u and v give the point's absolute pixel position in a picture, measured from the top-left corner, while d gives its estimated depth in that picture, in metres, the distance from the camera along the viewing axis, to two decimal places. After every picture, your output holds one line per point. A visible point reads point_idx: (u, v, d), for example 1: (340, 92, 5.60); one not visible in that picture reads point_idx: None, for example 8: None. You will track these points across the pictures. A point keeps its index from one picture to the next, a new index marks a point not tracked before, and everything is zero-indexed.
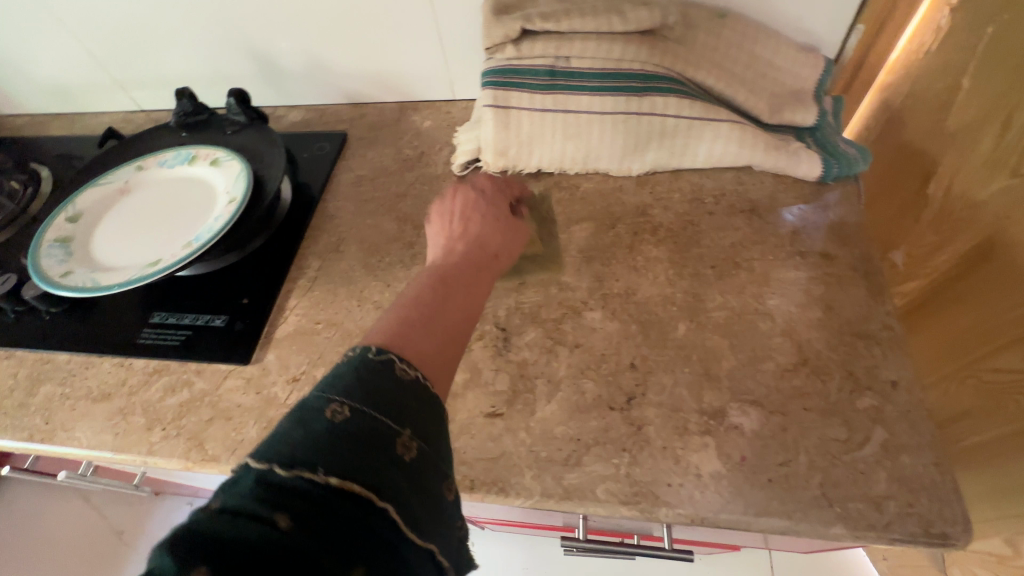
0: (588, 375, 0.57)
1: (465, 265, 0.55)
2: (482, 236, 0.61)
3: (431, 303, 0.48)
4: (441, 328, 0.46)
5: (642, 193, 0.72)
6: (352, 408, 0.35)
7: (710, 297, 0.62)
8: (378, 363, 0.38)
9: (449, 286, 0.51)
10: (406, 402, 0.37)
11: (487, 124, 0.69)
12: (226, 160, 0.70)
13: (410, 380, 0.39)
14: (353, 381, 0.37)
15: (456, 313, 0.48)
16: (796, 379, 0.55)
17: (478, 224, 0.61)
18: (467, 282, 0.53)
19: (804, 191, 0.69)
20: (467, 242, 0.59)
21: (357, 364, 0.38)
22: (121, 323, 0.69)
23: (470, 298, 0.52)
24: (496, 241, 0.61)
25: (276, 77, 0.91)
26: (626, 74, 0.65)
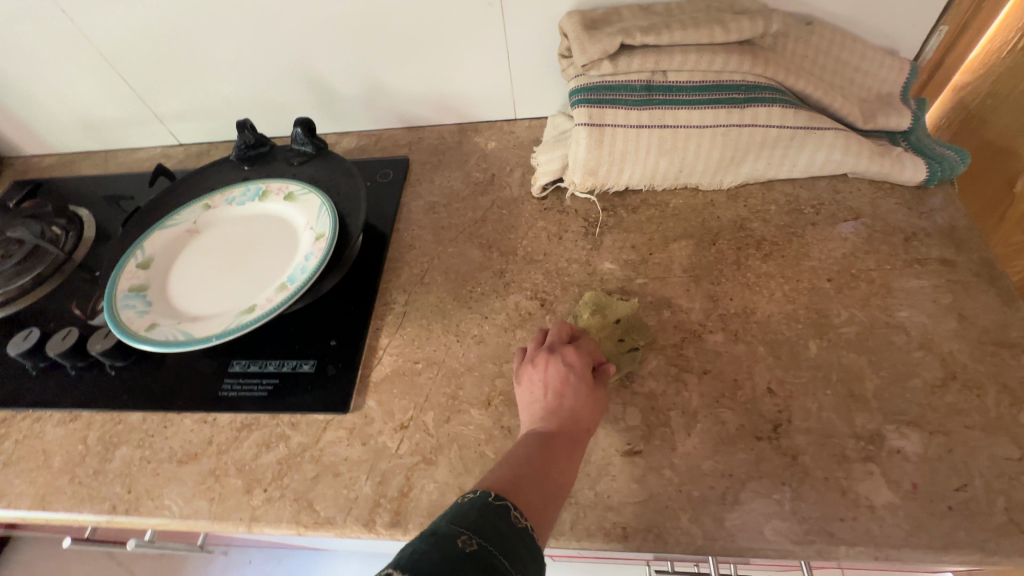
0: (725, 404, 0.54)
1: (555, 435, 0.47)
2: (574, 397, 0.49)
3: (533, 468, 0.43)
4: (541, 499, 0.42)
5: (736, 207, 0.70)
6: (478, 541, 0.34)
7: (835, 313, 0.59)
8: (495, 509, 0.37)
9: (546, 450, 0.45)
10: (518, 547, 0.36)
11: (579, 143, 0.66)
12: (302, 193, 0.66)
13: (522, 527, 0.38)
14: (480, 516, 0.36)
15: (550, 485, 0.43)
16: (948, 395, 0.52)
17: (570, 396, 0.49)
18: (563, 449, 0.46)
19: (905, 196, 0.68)
20: (559, 399, 0.49)
21: (480, 504, 0.38)
22: (198, 374, 0.64)
23: (565, 463, 0.45)
24: (585, 405, 0.49)
25: (329, 103, 0.88)
26: (727, 85, 0.63)
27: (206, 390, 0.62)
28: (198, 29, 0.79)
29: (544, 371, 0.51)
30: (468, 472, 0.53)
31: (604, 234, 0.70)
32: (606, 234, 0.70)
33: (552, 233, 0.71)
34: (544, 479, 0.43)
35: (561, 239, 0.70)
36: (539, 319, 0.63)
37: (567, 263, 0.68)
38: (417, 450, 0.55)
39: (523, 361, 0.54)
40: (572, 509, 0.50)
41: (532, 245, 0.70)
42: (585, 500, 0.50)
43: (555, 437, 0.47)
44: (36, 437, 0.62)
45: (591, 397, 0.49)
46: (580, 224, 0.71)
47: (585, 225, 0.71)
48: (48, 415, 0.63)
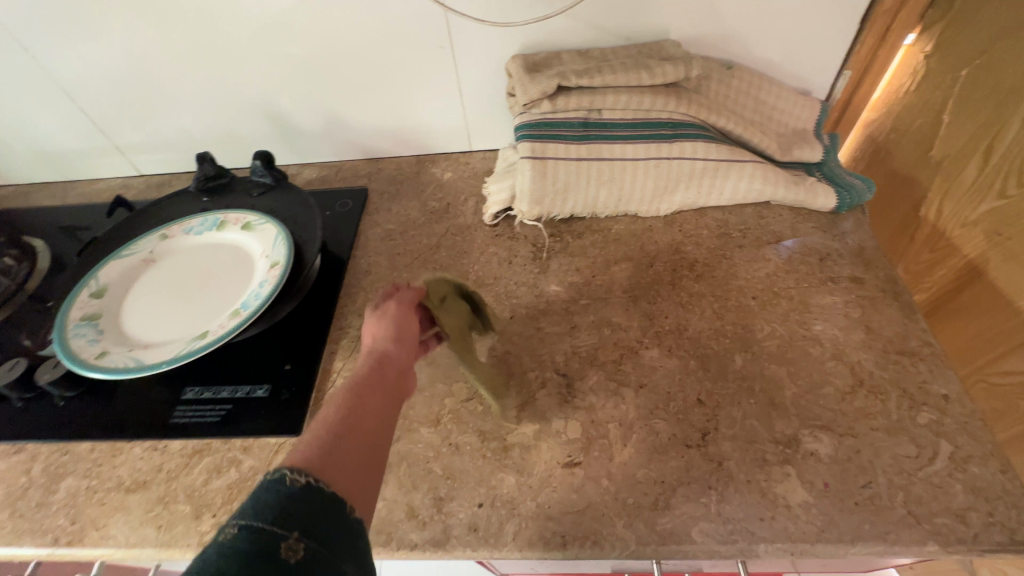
0: (659, 415, 0.58)
1: (378, 384, 0.47)
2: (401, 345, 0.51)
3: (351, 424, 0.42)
4: (359, 452, 0.40)
5: (671, 232, 0.75)
6: (243, 525, 0.31)
7: (759, 328, 0.64)
8: (270, 482, 0.34)
9: (368, 396, 0.45)
10: (298, 508, 0.33)
11: (524, 174, 0.71)
12: (260, 223, 0.68)
13: (303, 485, 0.34)
14: (249, 496, 0.33)
15: (368, 438, 0.41)
16: (857, 400, 0.57)
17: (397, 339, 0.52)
18: (390, 392, 0.47)
19: (821, 220, 0.74)
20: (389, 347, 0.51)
21: (252, 484, 0.34)
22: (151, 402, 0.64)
23: (388, 406, 0.46)
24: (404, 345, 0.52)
25: (292, 136, 0.91)
26: (656, 122, 0.69)
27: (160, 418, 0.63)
28: (158, 65, 0.82)
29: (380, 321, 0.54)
30: (417, 488, 0.55)
31: (551, 259, 0.74)
32: (553, 259, 0.74)
33: (502, 258, 0.75)
34: (361, 433, 0.41)
35: (510, 263, 0.74)
36: (488, 340, 0.66)
37: (516, 286, 0.72)
38: None
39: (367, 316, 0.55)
40: (514, 520, 0.52)
41: (483, 270, 0.74)
42: (527, 511, 0.53)
43: (383, 381, 0.47)
44: None
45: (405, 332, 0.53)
46: (528, 248, 0.76)
47: (533, 250, 0.75)
48: None
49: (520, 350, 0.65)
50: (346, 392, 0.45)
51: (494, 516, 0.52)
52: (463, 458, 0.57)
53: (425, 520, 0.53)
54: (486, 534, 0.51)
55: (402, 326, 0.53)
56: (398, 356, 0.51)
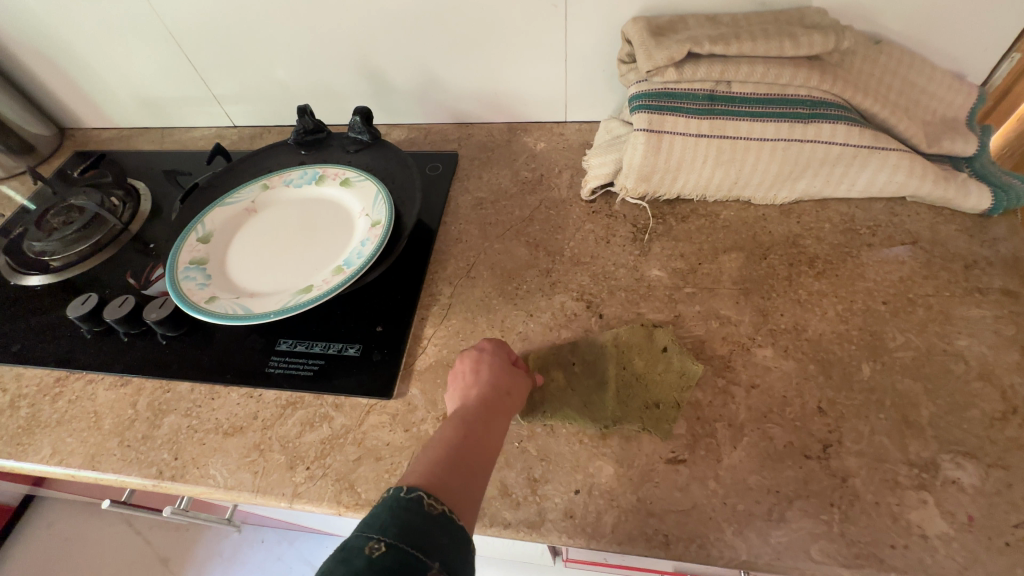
0: (773, 420, 0.53)
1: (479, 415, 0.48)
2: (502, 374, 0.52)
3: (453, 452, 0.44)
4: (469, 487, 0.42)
5: (788, 223, 0.69)
6: (388, 542, 0.34)
7: (890, 336, 0.58)
8: (413, 507, 0.37)
9: (471, 436, 0.46)
10: (438, 534, 0.36)
11: (636, 148, 0.66)
12: (359, 180, 0.67)
13: (440, 514, 0.37)
14: (388, 517, 0.36)
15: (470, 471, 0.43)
16: (1008, 429, 0.50)
17: (488, 372, 0.53)
18: (488, 418, 0.48)
19: (966, 223, 0.66)
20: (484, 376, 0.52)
21: (391, 503, 0.37)
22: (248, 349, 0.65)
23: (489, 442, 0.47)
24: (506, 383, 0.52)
25: (385, 95, 0.89)
26: (791, 100, 0.63)
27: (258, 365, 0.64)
28: (264, 14, 0.81)
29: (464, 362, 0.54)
30: (511, 466, 0.53)
31: (653, 241, 0.70)
32: (654, 241, 0.70)
33: (599, 236, 0.71)
34: (466, 460, 0.44)
35: (608, 243, 0.70)
36: (584, 321, 0.63)
37: (614, 267, 0.68)
38: None
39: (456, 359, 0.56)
40: (613, 512, 0.50)
41: (578, 247, 0.70)
42: (627, 504, 0.50)
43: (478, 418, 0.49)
44: (88, 399, 0.64)
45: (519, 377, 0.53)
46: (627, 229, 0.71)
47: (633, 230, 0.71)
48: (100, 377, 0.66)
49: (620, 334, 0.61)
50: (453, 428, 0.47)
51: (592, 506, 0.50)
52: (558, 440, 0.54)
53: (518, 500, 0.51)
54: (584, 522, 0.49)
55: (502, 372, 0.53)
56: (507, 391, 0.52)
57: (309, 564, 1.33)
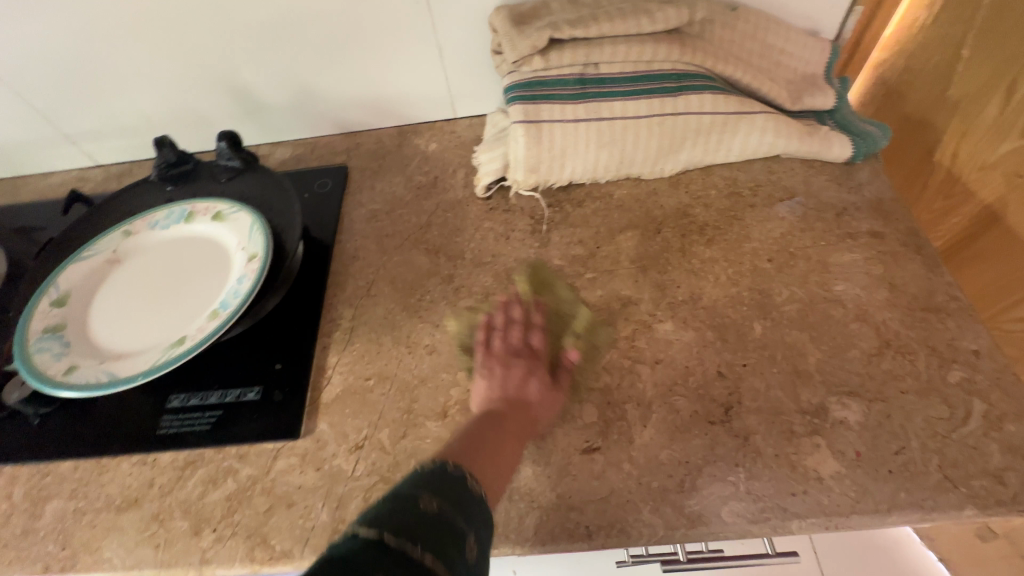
0: (678, 392, 0.55)
1: (516, 429, 0.50)
2: (539, 396, 0.53)
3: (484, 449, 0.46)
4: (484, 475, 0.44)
5: (677, 194, 0.71)
6: (438, 504, 0.36)
7: (777, 292, 0.61)
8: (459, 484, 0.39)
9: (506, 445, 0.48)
10: (472, 505, 0.38)
11: (518, 141, 0.65)
12: (232, 212, 0.63)
13: (437, 513, 0.35)
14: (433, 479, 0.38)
15: (496, 468, 0.46)
16: (884, 362, 0.54)
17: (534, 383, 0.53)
18: (513, 437, 0.49)
19: (835, 172, 0.70)
20: (529, 385, 0.53)
21: (434, 473, 0.39)
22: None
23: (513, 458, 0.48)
24: (543, 405, 0.53)
25: (259, 113, 0.83)
26: (658, 75, 0.64)
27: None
28: (102, 40, 0.74)
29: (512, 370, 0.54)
30: None
31: (552, 231, 0.69)
32: (553, 231, 0.69)
33: (499, 233, 0.70)
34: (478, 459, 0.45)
35: (508, 238, 0.69)
36: None
37: (516, 263, 0.67)
38: (374, 470, 0.53)
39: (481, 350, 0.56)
40: (535, 513, 0.49)
41: (479, 248, 0.69)
42: (548, 503, 0.50)
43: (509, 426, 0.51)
44: None
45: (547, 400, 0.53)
46: (526, 222, 0.71)
47: (532, 223, 0.70)
48: None
49: None
50: (498, 432, 0.49)
51: (513, 511, 0.50)
52: None
53: None
54: (507, 530, 0.49)
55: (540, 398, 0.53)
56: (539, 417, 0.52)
57: None
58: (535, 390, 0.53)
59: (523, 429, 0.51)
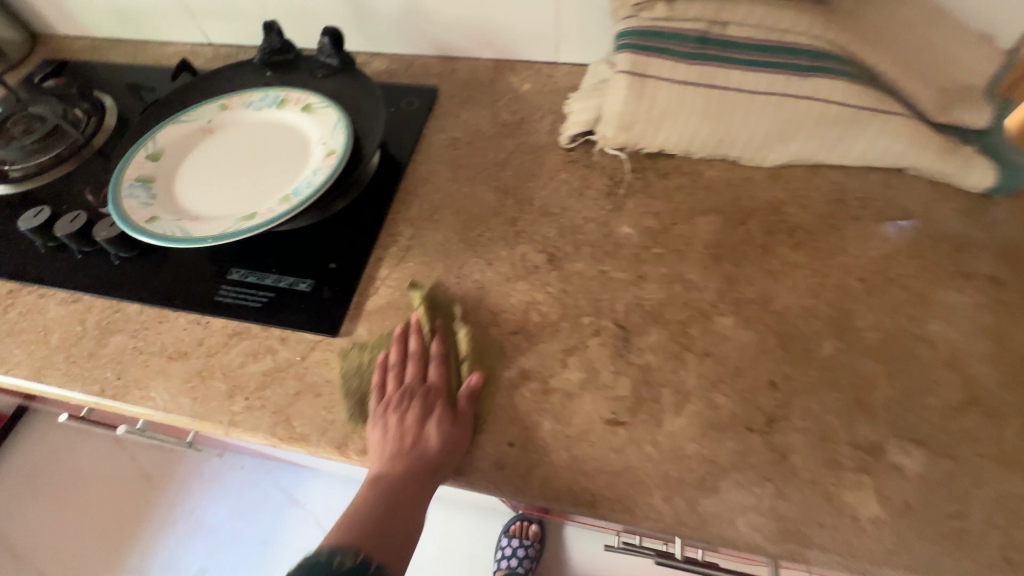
0: (722, 389, 0.51)
1: (405, 484, 0.48)
2: (439, 437, 0.49)
3: (403, 490, 0.48)
4: (404, 508, 0.48)
5: (774, 188, 0.65)
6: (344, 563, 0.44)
7: (859, 316, 0.55)
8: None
9: (403, 492, 0.48)
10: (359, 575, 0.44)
11: (617, 92, 0.61)
12: (321, 107, 0.63)
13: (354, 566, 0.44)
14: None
15: (416, 495, 0.48)
16: (964, 419, 0.48)
17: (426, 436, 0.50)
18: (417, 498, 0.48)
19: (963, 202, 0.62)
20: (429, 439, 0.50)
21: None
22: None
23: (412, 494, 0.48)
24: (448, 453, 0.49)
25: (365, 19, 0.82)
26: (793, 50, 0.56)
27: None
28: None
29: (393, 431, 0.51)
30: None
31: (628, 197, 0.66)
32: (630, 197, 0.66)
33: (573, 187, 0.67)
34: (401, 496, 0.48)
35: (581, 195, 0.67)
36: (545, 275, 0.60)
37: (583, 221, 0.64)
38: None
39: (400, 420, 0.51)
40: (545, 467, 0.49)
41: (549, 198, 0.67)
42: (559, 461, 0.49)
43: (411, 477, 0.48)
44: (38, 312, 0.63)
45: (450, 438, 0.50)
46: (604, 182, 0.67)
47: (609, 184, 0.67)
48: (52, 293, 0.65)
49: (578, 291, 0.59)
50: (389, 483, 0.49)
51: (524, 459, 0.49)
52: (500, 392, 0.53)
53: None
54: (513, 474, 0.49)
55: (447, 449, 0.49)
56: (443, 471, 0.49)
57: (287, 494, 1.34)
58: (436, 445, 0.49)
59: (424, 486, 0.48)
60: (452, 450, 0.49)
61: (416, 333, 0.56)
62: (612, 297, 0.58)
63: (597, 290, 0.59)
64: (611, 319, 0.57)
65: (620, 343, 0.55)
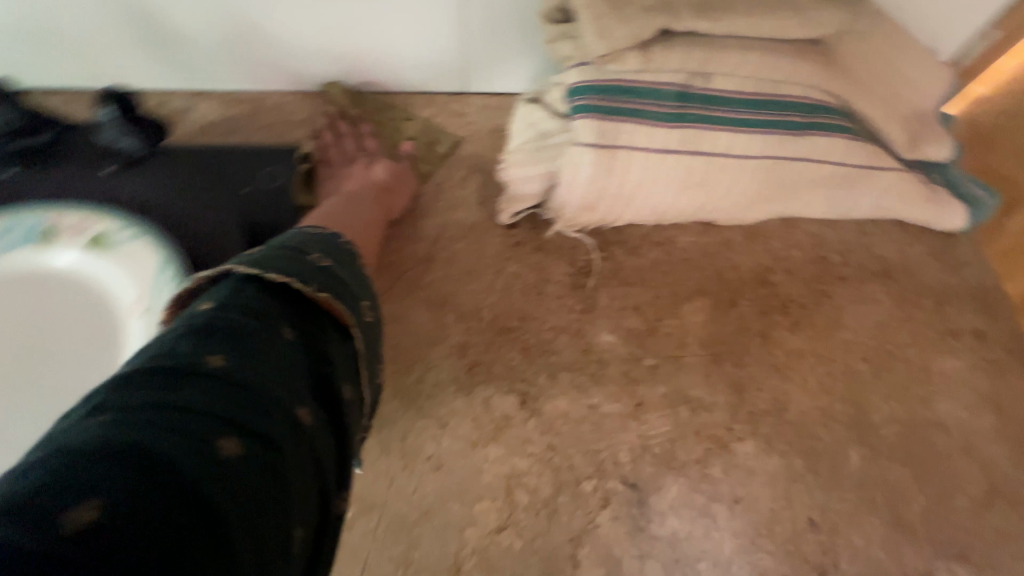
0: (761, 545, 0.43)
1: (370, 193, 0.50)
2: (387, 169, 0.53)
3: (351, 204, 0.48)
4: (358, 217, 0.46)
5: (755, 251, 0.55)
6: (212, 357, 0.25)
7: (875, 408, 0.49)
8: (250, 328, 0.26)
9: (358, 210, 0.47)
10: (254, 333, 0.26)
11: (579, 169, 0.45)
12: (122, 238, 0.43)
13: (293, 340, 0.27)
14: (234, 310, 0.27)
15: (371, 217, 0.48)
16: (992, 516, 0.46)
17: (377, 163, 0.54)
18: (375, 205, 0.49)
19: (933, 243, 0.58)
20: (378, 173, 0.53)
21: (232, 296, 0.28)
22: (251, 298, 0.28)
23: (373, 213, 0.49)
24: (396, 179, 0.53)
25: (165, 46, 0.54)
26: (786, 104, 0.46)
27: (182, 512, 0.20)
28: None
29: (359, 169, 0.54)
30: None
31: (598, 289, 0.52)
32: (600, 289, 0.52)
33: (528, 285, 0.52)
34: (355, 213, 0.46)
35: (540, 295, 0.51)
36: (521, 429, 0.45)
37: (552, 334, 0.49)
38: None
39: (343, 170, 0.55)
40: None
41: (500, 306, 0.50)
42: None
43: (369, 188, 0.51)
44: None
45: (395, 169, 0.54)
46: (565, 271, 0.52)
47: (572, 273, 0.52)
48: None
49: (568, 445, 0.45)
50: (341, 203, 0.48)
51: None
52: None
53: None
54: None
55: (395, 183, 0.53)
56: (394, 194, 0.52)
57: None
58: (389, 167, 0.53)
59: (381, 196, 0.51)
60: (402, 179, 0.53)
61: (341, 128, 0.58)
62: (612, 443, 0.45)
63: (592, 437, 0.45)
64: (618, 478, 0.44)
65: (636, 510, 0.43)
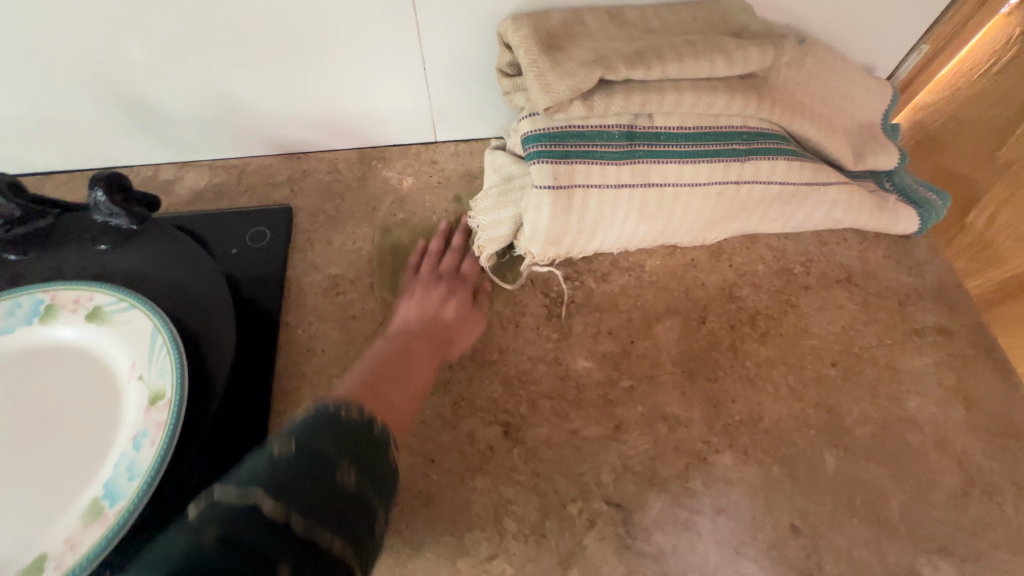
0: (746, 553, 0.44)
1: (421, 341, 0.50)
2: (457, 315, 0.53)
3: (402, 357, 0.48)
4: (406, 383, 0.45)
5: (720, 268, 0.58)
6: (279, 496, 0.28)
7: (847, 411, 0.51)
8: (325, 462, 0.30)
9: (417, 345, 0.49)
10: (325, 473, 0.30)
11: (540, 208, 0.49)
12: (110, 308, 0.48)
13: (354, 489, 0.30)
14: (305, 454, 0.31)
15: (411, 371, 0.47)
16: (971, 507, 0.47)
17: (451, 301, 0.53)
18: (423, 362, 0.48)
19: (891, 246, 0.60)
20: (446, 312, 0.52)
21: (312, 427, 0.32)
22: (331, 432, 0.32)
23: (422, 379, 0.47)
24: (462, 325, 0.53)
25: (158, 126, 0.60)
26: (727, 134, 0.51)
27: None
28: None
29: (428, 292, 0.53)
30: None
31: (572, 317, 0.55)
32: (574, 317, 0.55)
33: (506, 319, 0.54)
34: (401, 368, 0.46)
35: (518, 327, 0.54)
36: (506, 458, 0.47)
37: (531, 363, 0.52)
38: None
39: (417, 281, 0.55)
40: None
41: (480, 341, 0.53)
42: None
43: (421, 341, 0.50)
44: None
45: (466, 323, 0.53)
46: (539, 302, 0.55)
47: (547, 304, 0.55)
48: None
49: (552, 470, 0.47)
50: (398, 339, 0.49)
51: None
52: None
53: None
54: None
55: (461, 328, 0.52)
56: (456, 343, 0.52)
57: None
58: (458, 310, 0.53)
59: (436, 345, 0.50)
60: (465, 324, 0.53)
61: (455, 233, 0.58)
62: (594, 465, 0.47)
63: (574, 461, 0.47)
64: (602, 498, 0.46)
65: (622, 529, 0.45)
